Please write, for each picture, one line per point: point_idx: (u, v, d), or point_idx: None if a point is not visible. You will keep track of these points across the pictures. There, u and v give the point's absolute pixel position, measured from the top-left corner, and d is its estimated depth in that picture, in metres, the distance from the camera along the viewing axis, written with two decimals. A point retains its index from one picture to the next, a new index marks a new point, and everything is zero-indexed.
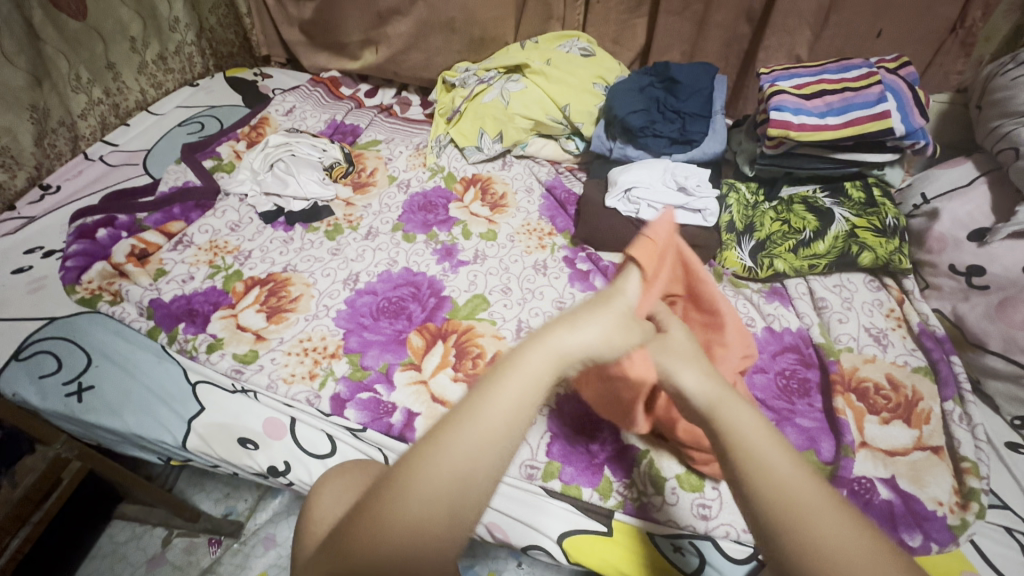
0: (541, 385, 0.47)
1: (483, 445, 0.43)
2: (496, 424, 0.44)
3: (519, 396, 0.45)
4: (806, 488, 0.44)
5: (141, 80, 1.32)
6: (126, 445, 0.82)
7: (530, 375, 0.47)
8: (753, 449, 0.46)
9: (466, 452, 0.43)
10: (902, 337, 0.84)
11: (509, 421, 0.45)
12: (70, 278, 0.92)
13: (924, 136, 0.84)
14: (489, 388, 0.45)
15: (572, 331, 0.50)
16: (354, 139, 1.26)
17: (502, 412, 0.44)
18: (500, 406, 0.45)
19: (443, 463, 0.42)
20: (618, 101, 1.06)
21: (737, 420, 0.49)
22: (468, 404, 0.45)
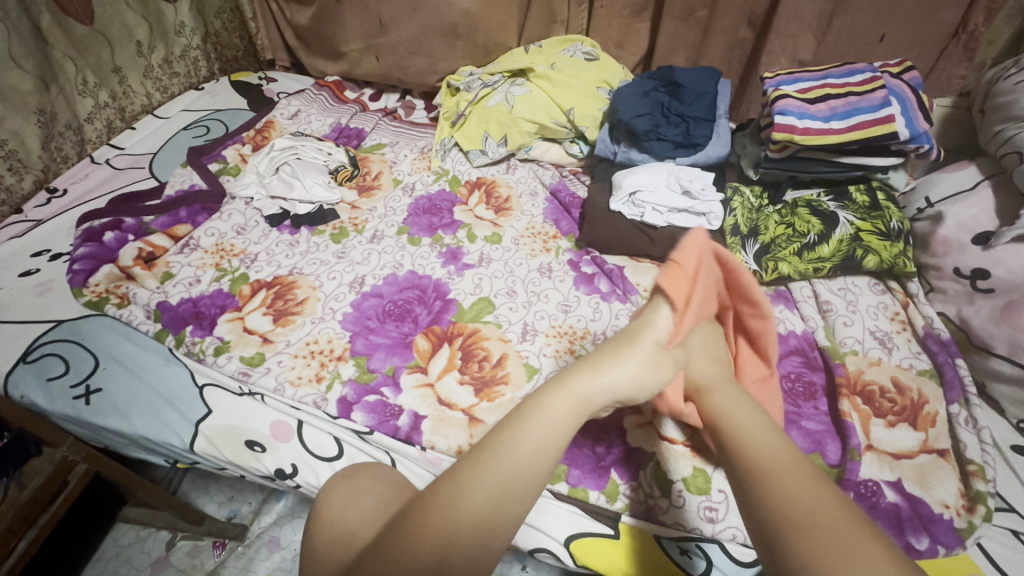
0: (563, 428, 0.50)
1: (511, 474, 0.46)
2: (516, 465, 0.47)
3: (539, 438, 0.48)
4: (792, 464, 0.47)
5: (147, 84, 1.33)
6: (133, 447, 0.82)
7: (552, 419, 0.49)
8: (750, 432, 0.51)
9: (485, 480, 0.46)
10: (906, 340, 0.84)
11: (531, 462, 0.47)
12: (78, 281, 0.92)
13: (928, 140, 0.84)
14: (516, 425, 0.48)
15: (595, 374, 0.52)
16: (358, 143, 1.27)
17: (523, 452, 0.47)
18: (524, 448, 0.47)
19: (465, 494, 0.46)
20: (623, 105, 1.06)
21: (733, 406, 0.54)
22: (491, 442, 0.48)
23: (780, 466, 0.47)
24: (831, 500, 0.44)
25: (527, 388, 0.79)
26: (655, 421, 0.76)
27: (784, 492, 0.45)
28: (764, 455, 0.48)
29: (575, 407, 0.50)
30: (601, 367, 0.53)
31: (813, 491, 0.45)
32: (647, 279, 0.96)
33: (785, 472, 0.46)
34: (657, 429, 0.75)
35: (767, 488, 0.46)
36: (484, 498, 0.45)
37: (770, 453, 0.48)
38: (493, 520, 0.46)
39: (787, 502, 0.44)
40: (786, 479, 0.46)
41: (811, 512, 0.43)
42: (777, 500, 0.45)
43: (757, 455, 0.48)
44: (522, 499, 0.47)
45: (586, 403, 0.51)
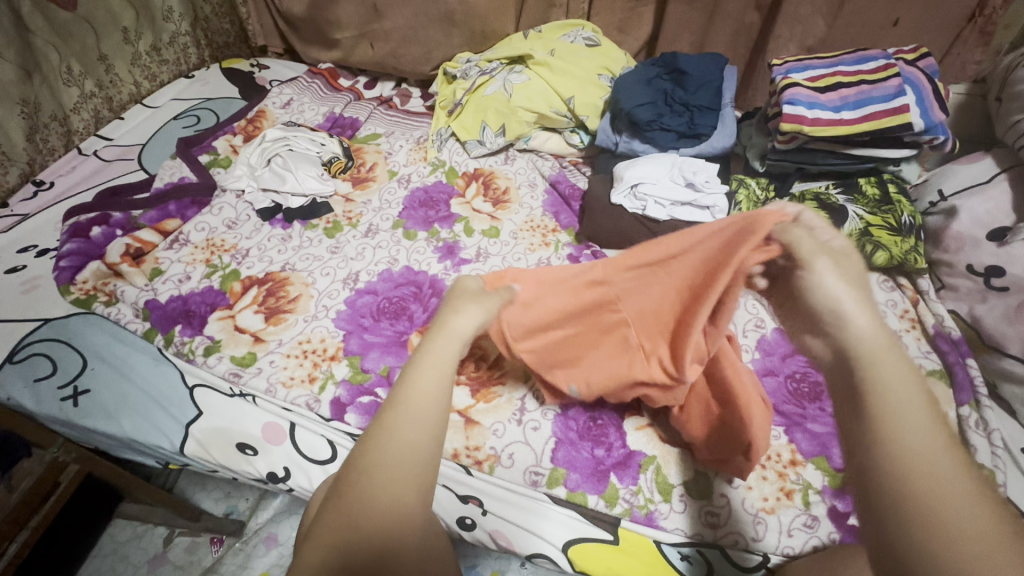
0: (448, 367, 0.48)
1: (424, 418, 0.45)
2: (407, 428, 0.44)
3: (431, 390, 0.46)
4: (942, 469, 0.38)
5: (135, 72, 1.29)
6: (123, 449, 0.81)
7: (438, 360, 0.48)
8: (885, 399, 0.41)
9: (386, 452, 0.43)
10: (916, 339, 0.81)
11: (432, 412, 0.45)
12: (64, 278, 0.90)
13: (944, 131, 0.81)
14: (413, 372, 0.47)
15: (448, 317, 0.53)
16: (353, 133, 1.23)
17: (412, 416, 0.44)
18: (414, 413, 0.45)
19: (376, 470, 0.43)
20: (624, 93, 1.02)
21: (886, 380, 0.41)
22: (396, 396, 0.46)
23: (915, 457, 0.38)
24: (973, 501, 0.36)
25: (524, 388, 0.78)
26: (656, 423, 0.74)
27: (923, 494, 0.37)
28: (898, 445, 0.39)
29: (448, 343, 0.50)
30: (455, 314, 0.53)
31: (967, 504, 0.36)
32: None
33: (932, 474, 0.37)
34: (659, 431, 0.73)
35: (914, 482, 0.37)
36: (390, 463, 0.43)
37: (909, 441, 0.39)
38: (411, 487, 0.44)
39: (930, 505, 0.36)
40: (928, 480, 0.37)
41: (952, 519, 0.35)
42: (914, 506, 0.36)
43: (887, 443, 0.39)
44: (427, 454, 0.44)
45: (458, 338, 0.51)
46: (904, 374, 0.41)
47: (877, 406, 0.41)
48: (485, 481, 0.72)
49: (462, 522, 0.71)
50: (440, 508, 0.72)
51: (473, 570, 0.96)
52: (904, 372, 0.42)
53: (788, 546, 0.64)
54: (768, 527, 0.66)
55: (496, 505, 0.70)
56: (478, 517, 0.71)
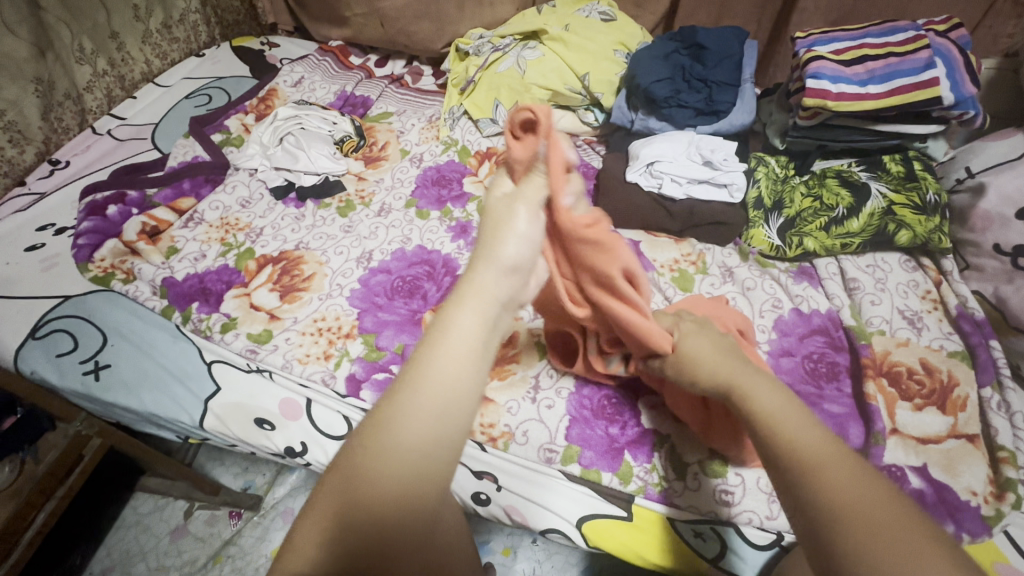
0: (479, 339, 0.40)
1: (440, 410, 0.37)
2: (415, 413, 0.36)
3: (448, 369, 0.37)
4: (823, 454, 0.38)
5: (146, 50, 1.28)
6: (144, 423, 0.82)
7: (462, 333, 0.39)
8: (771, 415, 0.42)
9: (372, 450, 0.35)
10: (938, 320, 0.80)
11: (452, 393, 0.37)
12: (83, 255, 0.91)
13: (974, 105, 0.78)
14: (428, 349, 0.38)
15: (485, 264, 0.43)
16: (365, 111, 1.22)
17: (426, 398, 0.36)
18: (428, 394, 0.37)
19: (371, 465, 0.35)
20: (641, 69, 1.00)
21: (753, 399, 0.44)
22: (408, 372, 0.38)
23: (797, 445, 0.39)
24: (860, 473, 0.36)
25: (539, 367, 0.78)
26: (671, 403, 0.74)
27: (812, 474, 0.37)
28: (777, 441, 0.40)
29: (479, 304, 0.41)
30: (490, 253, 0.44)
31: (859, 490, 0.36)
32: (664, 254, 0.92)
33: (816, 460, 0.38)
34: (673, 411, 0.73)
35: (806, 478, 0.37)
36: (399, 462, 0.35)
37: (788, 431, 0.40)
38: (428, 484, 0.36)
39: (824, 493, 0.36)
40: (813, 460, 0.37)
41: (847, 496, 0.35)
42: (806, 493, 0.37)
43: (771, 445, 0.40)
44: (442, 450, 0.36)
45: (491, 300, 0.42)
46: (763, 388, 0.45)
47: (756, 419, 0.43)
48: (500, 457, 0.72)
49: (477, 497, 0.72)
50: (454, 483, 0.73)
51: (485, 546, 0.98)
52: (769, 389, 0.45)
53: None
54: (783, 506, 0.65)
55: (509, 481, 0.71)
56: (492, 492, 0.71)
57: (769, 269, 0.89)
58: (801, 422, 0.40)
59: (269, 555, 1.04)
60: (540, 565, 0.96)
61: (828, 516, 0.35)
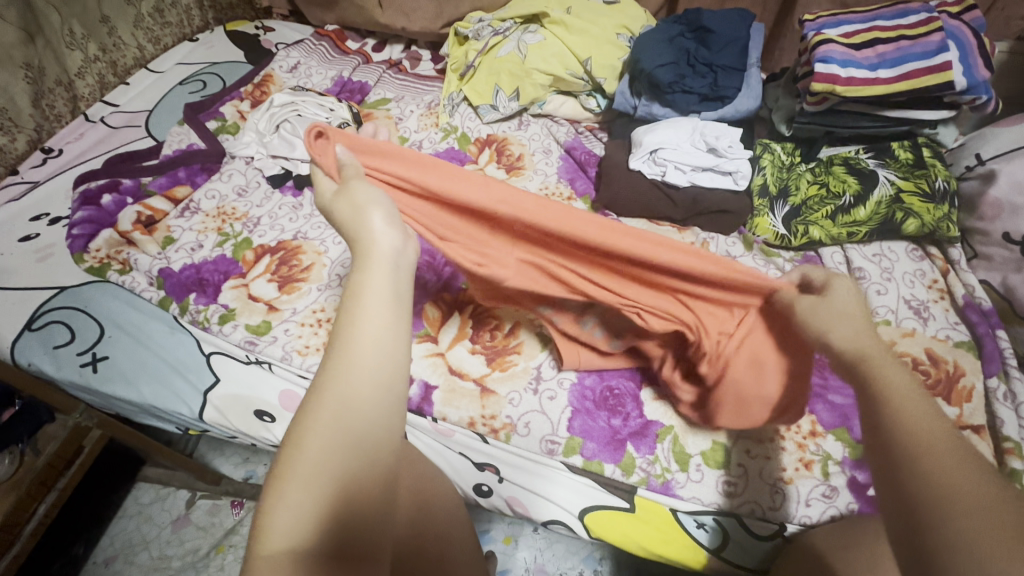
0: (398, 300, 0.42)
1: (381, 368, 0.38)
2: (354, 384, 0.37)
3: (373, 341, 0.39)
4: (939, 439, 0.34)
5: (138, 35, 1.25)
6: (144, 415, 0.82)
7: (376, 293, 0.41)
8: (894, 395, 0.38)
9: (321, 432, 0.35)
10: (944, 310, 0.79)
11: (385, 363, 0.38)
12: (78, 246, 0.90)
13: (986, 90, 0.77)
14: (349, 317, 0.39)
15: (373, 231, 0.45)
16: (362, 98, 1.20)
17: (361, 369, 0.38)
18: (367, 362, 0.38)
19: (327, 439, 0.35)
20: (645, 52, 0.98)
21: (878, 376, 0.40)
22: (338, 342, 0.38)
23: (913, 428, 0.35)
24: (968, 462, 0.33)
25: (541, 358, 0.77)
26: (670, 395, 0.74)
27: (924, 454, 0.34)
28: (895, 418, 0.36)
29: (387, 276, 0.42)
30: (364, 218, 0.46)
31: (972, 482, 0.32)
32: None
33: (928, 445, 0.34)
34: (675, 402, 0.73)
35: (917, 462, 0.34)
36: (358, 423, 0.36)
37: (906, 413, 0.36)
38: (379, 453, 0.37)
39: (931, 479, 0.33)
40: (929, 444, 0.34)
41: (955, 482, 0.32)
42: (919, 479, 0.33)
43: (889, 422, 0.37)
44: (385, 418, 0.37)
45: (387, 261, 0.44)
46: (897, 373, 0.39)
47: (873, 395, 0.39)
48: (501, 449, 0.71)
49: (479, 489, 0.72)
50: (456, 476, 0.73)
51: (486, 534, 0.99)
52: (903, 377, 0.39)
53: (805, 516, 0.64)
54: (785, 497, 0.65)
55: (510, 473, 0.71)
56: (494, 484, 0.71)
57: (774, 258, 0.88)
58: (925, 409, 0.37)
59: None
60: (541, 553, 0.97)
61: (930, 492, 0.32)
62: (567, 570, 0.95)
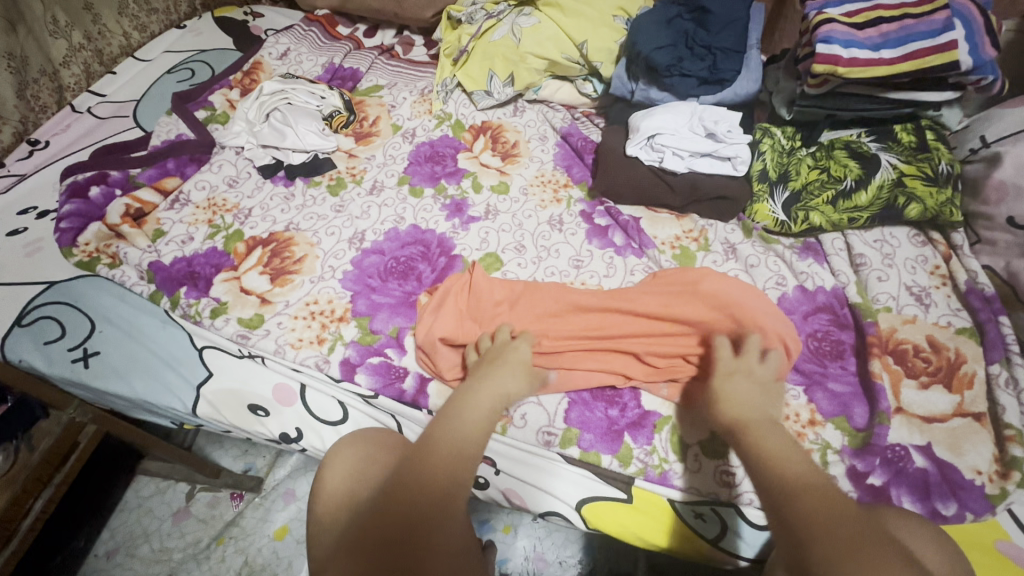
0: (484, 418, 0.55)
1: (452, 463, 0.50)
2: (444, 444, 0.51)
3: (480, 411, 0.56)
4: (806, 480, 0.46)
5: (124, 22, 1.22)
6: (138, 410, 0.81)
7: (472, 409, 0.55)
8: (768, 450, 0.49)
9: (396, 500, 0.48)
10: (946, 296, 0.78)
11: (460, 458, 0.51)
12: (67, 240, 0.88)
13: (992, 70, 0.74)
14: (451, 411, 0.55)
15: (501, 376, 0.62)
16: (354, 85, 1.18)
17: (455, 437, 0.52)
18: (454, 438, 0.52)
19: (403, 499, 0.48)
20: (642, 35, 0.95)
21: (753, 434, 0.51)
22: (431, 432, 0.53)
23: (786, 477, 0.46)
24: (837, 501, 0.44)
25: None
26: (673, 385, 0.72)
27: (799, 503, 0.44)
28: (779, 474, 0.46)
29: (488, 399, 0.57)
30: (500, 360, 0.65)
31: (829, 511, 0.43)
32: (664, 231, 0.90)
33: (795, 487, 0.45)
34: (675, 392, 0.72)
35: (792, 501, 0.44)
36: (423, 494, 0.48)
37: (778, 463, 0.47)
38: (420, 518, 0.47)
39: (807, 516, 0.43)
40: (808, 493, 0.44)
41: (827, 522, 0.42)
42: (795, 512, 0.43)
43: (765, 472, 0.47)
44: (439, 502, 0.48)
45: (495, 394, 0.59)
46: (762, 426, 0.52)
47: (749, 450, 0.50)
48: (498, 441, 0.71)
49: (475, 482, 0.71)
50: None
51: (486, 524, 0.99)
52: (767, 428, 0.51)
53: None
54: None
55: (508, 465, 0.70)
56: (490, 476, 0.71)
57: (773, 245, 0.86)
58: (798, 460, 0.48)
59: (272, 535, 1.05)
60: (540, 541, 0.97)
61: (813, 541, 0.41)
62: (566, 559, 0.95)
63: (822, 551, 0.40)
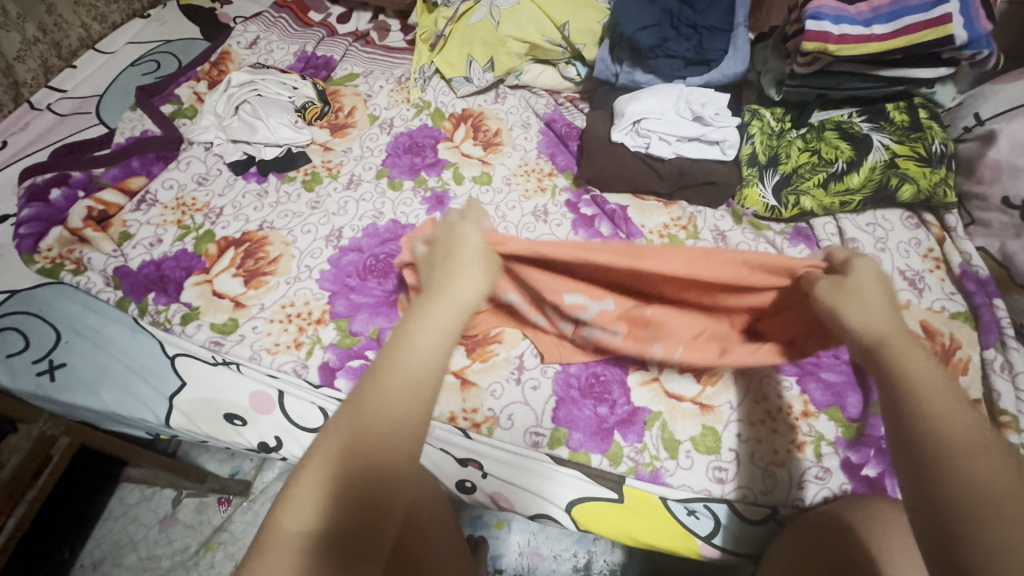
0: (447, 338, 0.43)
1: (407, 394, 0.39)
2: (397, 369, 0.39)
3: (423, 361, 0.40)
4: (967, 433, 0.35)
5: (81, 13, 1.16)
6: (111, 422, 0.78)
7: (432, 326, 0.42)
8: (918, 390, 0.38)
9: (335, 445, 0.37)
10: (940, 280, 0.76)
11: (416, 384, 0.39)
12: (26, 246, 0.84)
13: (988, 44, 0.71)
14: (407, 325, 0.43)
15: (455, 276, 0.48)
16: (328, 74, 1.13)
17: (392, 381, 0.39)
18: (410, 363, 0.40)
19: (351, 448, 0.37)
20: (624, 14, 0.91)
21: (901, 367, 0.40)
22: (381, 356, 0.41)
23: (945, 428, 0.36)
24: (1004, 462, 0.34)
25: (524, 345, 0.74)
26: (662, 378, 0.71)
27: (951, 462, 0.34)
28: (928, 421, 0.36)
29: (452, 314, 0.44)
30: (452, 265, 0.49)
31: (995, 477, 0.33)
32: (652, 220, 0.87)
33: (953, 444, 0.35)
34: (663, 386, 0.71)
35: (944, 462, 0.34)
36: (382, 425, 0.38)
37: (935, 409, 0.37)
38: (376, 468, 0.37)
39: (956, 481, 0.34)
40: (964, 453, 0.34)
41: (988, 489, 0.33)
42: (943, 473, 0.34)
43: (917, 416, 0.37)
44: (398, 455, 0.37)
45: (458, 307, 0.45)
46: (918, 359, 0.40)
47: (892, 387, 0.40)
48: (485, 443, 0.68)
49: (462, 485, 0.68)
50: (438, 473, 0.69)
51: (479, 520, 0.97)
52: (923, 361, 0.40)
53: (798, 499, 0.62)
54: (778, 481, 0.63)
55: (497, 467, 0.67)
56: (478, 480, 0.68)
57: (764, 231, 0.84)
58: (949, 397, 0.37)
59: None
60: (534, 536, 0.96)
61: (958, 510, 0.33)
62: (561, 552, 0.94)
63: (977, 528, 0.32)
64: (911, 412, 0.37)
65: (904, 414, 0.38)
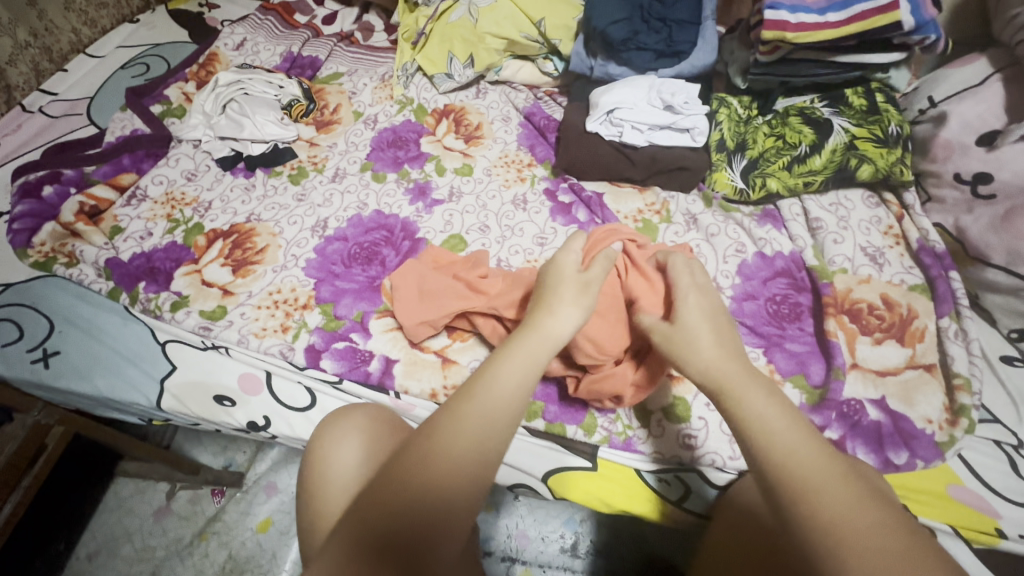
0: (533, 375, 0.47)
1: (493, 418, 0.43)
2: (494, 401, 0.44)
3: (512, 389, 0.45)
4: (812, 467, 0.39)
5: (71, 18, 1.19)
6: (105, 408, 0.81)
7: (523, 362, 0.48)
8: (766, 428, 0.42)
9: (419, 468, 0.41)
10: (899, 255, 0.80)
11: (500, 417, 0.44)
12: (20, 240, 0.87)
13: (935, 29, 0.75)
14: (505, 353, 0.48)
15: (554, 312, 0.52)
16: (313, 73, 1.16)
17: (481, 414, 0.43)
18: (493, 399, 0.44)
19: (428, 466, 0.41)
20: (596, 9, 0.95)
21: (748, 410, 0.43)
22: (467, 387, 0.46)
23: (792, 465, 0.39)
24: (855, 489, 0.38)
25: None
26: None
27: (805, 501, 0.38)
28: (778, 458, 0.40)
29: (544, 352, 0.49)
30: (554, 300, 0.53)
31: (846, 509, 0.37)
32: (627, 206, 0.90)
33: (810, 483, 0.38)
34: None
35: (807, 499, 0.38)
36: (464, 446, 0.42)
37: (785, 446, 0.40)
38: (449, 484, 0.41)
39: (815, 519, 0.37)
40: (816, 490, 0.38)
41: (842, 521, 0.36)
42: (803, 510, 0.37)
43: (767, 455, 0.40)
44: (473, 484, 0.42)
45: (549, 344, 0.50)
46: (762, 400, 0.43)
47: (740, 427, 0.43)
48: None
49: None
50: None
51: None
52: (767, 396, 0.43)
53: None
54: None
55: None
56: None
57: (733, 214, 0.87)
58: (793, 433, 0.41)
59: (255, 528, 1.05)
60: (522, 519, 0.98)
61: (817, 546, 0.36)
62: (548, 534, 0.97)
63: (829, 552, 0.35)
64: (760, 448, 0.41)
65: (758, 453, 0.41)
